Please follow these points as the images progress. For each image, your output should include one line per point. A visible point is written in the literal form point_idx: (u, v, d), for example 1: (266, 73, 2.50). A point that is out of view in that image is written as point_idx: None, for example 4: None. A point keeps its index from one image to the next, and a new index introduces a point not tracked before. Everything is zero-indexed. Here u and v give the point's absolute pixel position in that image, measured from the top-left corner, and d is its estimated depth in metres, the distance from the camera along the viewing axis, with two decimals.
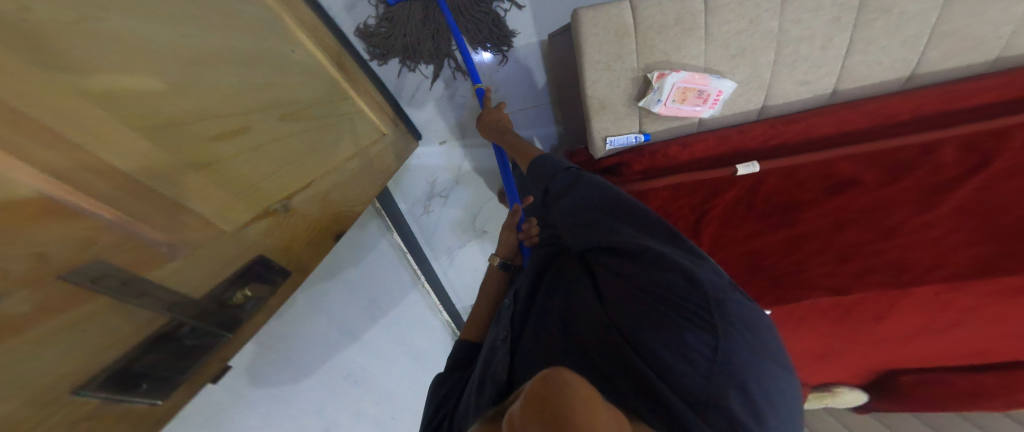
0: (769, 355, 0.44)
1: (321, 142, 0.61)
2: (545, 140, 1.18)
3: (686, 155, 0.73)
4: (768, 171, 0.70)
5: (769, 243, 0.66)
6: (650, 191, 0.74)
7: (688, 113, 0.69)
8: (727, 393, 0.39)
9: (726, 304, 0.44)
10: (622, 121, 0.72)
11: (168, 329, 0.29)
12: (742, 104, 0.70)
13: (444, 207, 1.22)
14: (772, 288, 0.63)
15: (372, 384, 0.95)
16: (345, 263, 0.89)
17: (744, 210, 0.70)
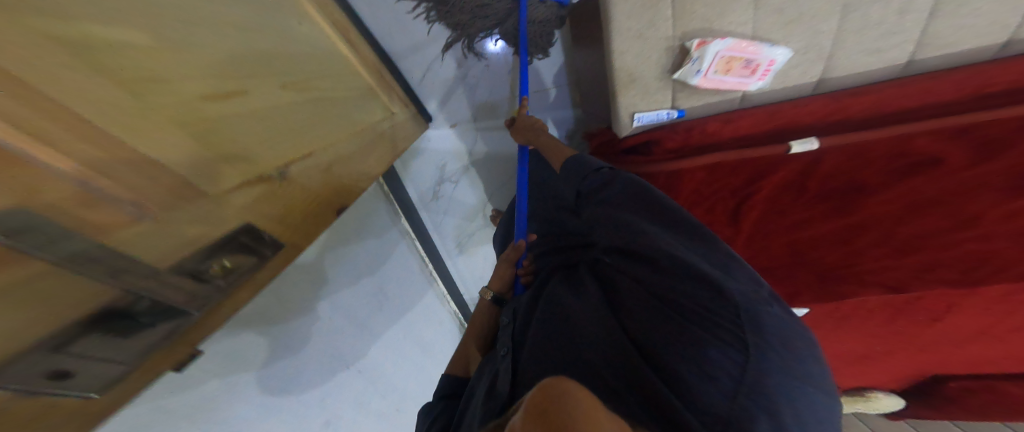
0: (807, 380, 0.41)
1: (327, 114, 0.57)
2: (562, 123, 1.12)
3: (727, 132, 0.66)
4: (827, 147, 0.61)
5: (819, 233, 0.59)
6: (684, 171, 0.68)
7: (731, 85, 0.62)
8: (756, 416, 0.36)
9: (759, 318, 0.42)
10: (652, 96, 0.66)
11: (119, 304, 0.25)
12: (795, 76, 0.62)
13: (452, 194, 1.19)
14: (817, 282, 0.58)
15: (380, 375, 0.92)
16: (352, 246, 0.85)
17: (793, 195, 0.62)
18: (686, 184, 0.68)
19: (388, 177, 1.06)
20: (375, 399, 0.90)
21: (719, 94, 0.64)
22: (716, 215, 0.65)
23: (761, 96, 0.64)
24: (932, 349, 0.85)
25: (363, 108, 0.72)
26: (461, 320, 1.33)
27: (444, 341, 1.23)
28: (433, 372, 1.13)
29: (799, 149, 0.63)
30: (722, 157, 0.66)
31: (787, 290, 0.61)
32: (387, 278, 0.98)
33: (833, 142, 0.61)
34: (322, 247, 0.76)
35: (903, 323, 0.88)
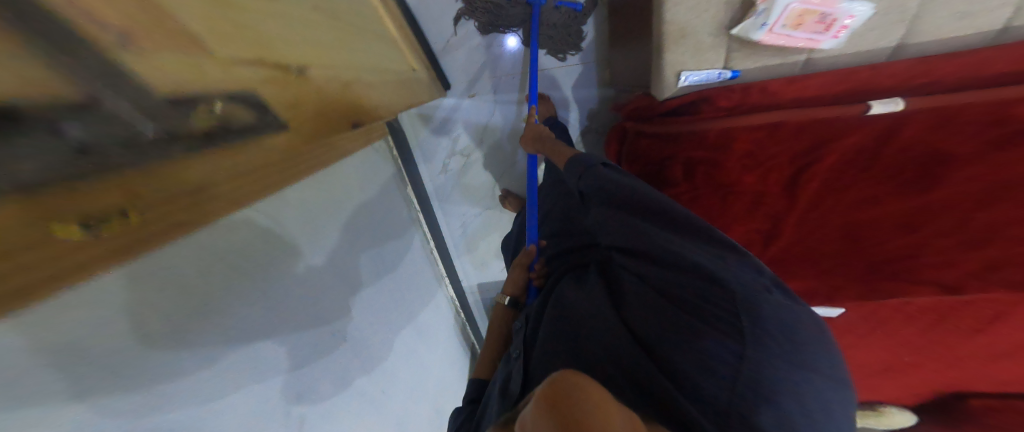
0: (821, 371, 0.38)
1: (344, 43, 0.49)
2: (585, 103, 1.00)
3: (792, 92, 0.58)
4: (915, 110, 0.51)
5: (882, 216, 0.52)
6: (734, 130, 0.60)
7: (799, 44, 0.53)
8: (755, 406, 0.35)
9: (762, 305, 0.39)
10: (704, 54, 0.57)
11: (77, 126, 0.17)
12: (871, 41, 0.52)
13: (464, 167, 1.10)
14: (865, 278, 0.52)
15: (375, 355, 0.73)
16: (355, 200, 0.76)
17: (862, 166, 0.53)
18: (738, 143, 0.59)
19: (394, 134, 1.01)
20: (385, 398, 0.75)
21: (780, 54, 0.56)
22: (771, 183, 0.57)
23: (829, 61, 0.56)
24: (970, 379, 0.78)
25: (376, 55, 0.62)
26: (457, 307, 1.22)
27: (445, 332, 1.11)
28: (428, 360, 0.97)
29: (880, 111, 0.53)
30: (781, 116, 0.58)
31: (824, 288, 0.54)
32: (386, 245, 0.86)
33: (924, 104, 0.51)
34: (321, 203, 0.64)
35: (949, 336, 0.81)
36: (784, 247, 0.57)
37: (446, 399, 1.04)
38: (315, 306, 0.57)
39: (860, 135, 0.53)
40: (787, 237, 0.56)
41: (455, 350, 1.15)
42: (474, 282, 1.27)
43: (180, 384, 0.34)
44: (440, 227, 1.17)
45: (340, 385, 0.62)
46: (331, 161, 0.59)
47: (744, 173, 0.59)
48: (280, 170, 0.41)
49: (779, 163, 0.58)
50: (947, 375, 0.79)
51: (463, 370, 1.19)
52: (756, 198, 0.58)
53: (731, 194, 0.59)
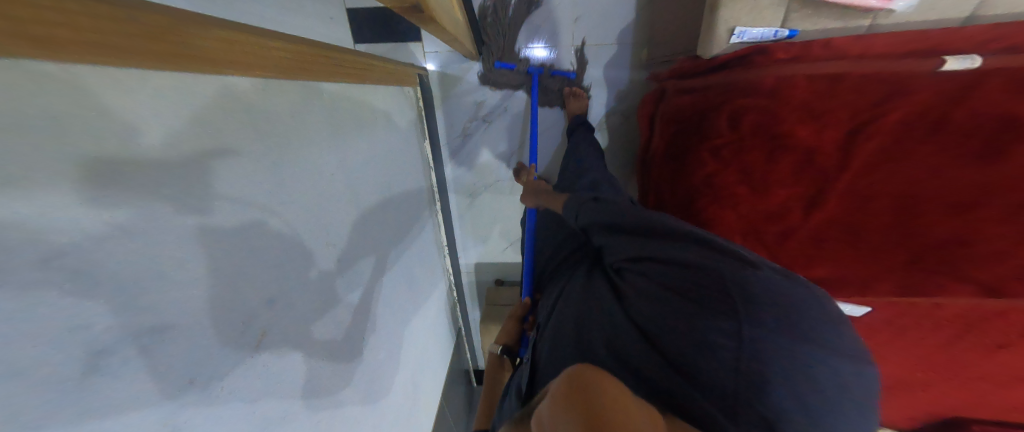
0: (827, 346, 0.41)
1: None
2: (614, 85, 0.95)
3: (857, 49, 0.56)
4: (996, 68, 0.45)
5: (942, 196, 0.47)
6: (796, 77, 0.58)
7: (862, 5, 0.53)
8: (760, 389, 0.40)
9: (748, 283, 0.44)
10: (763, 13, 0.60)
11: None
12: (943, 9, 0.52)
13: (484, 135, 1.03)
14: (904, 268, 0.51)
15: (371, 315, 0.67)
16: (374, 125, 0.70)
17: (931, 127, 0.47)
18: (793, 94, 0.57)
19: (421, 79, 0.95)
20: (376, 353, 0.70)
21: (842, 17, 0.57)
22: (825, 138, 0.53)
23: (893, 27, 0.55)
24: (903, 357, 0.89)
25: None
26: (450, 284, 1.21)
27: (435, 303, 1.07)
28: (415, 324, 0.91)
29: (953, 67, 0.48)
30: (844, 69, 0.55)
31: (855, 280, 0.55)
32: (394, 187, 0.79)
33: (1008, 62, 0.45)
34: (345, 118, 0.58)
35: (965, 345, 0.80)
36: (828, 218, 0.55)
37: (427, 374, 0.99)
38: (329, 231, 0.53)
39: (931, 90, 0.47)
40: (832, 207, 0.54)
41: (440, 327, 1.10)
42: (472, 261, 1.25)
43: (185, 260, 0.29)
44: (448, 196, 1.13)
45: (339, 330, 0.57)
46: (330, 78, 0.53)
47: (798, 126, 0.55)
48: (255, 55, 0.36)
49: (840, 115, 0.53)
50: (890, 354, 0.90)
51: (447, 353, 1.16)
52: (806, 157, 0.55)
53: (780, 148, 0.57)
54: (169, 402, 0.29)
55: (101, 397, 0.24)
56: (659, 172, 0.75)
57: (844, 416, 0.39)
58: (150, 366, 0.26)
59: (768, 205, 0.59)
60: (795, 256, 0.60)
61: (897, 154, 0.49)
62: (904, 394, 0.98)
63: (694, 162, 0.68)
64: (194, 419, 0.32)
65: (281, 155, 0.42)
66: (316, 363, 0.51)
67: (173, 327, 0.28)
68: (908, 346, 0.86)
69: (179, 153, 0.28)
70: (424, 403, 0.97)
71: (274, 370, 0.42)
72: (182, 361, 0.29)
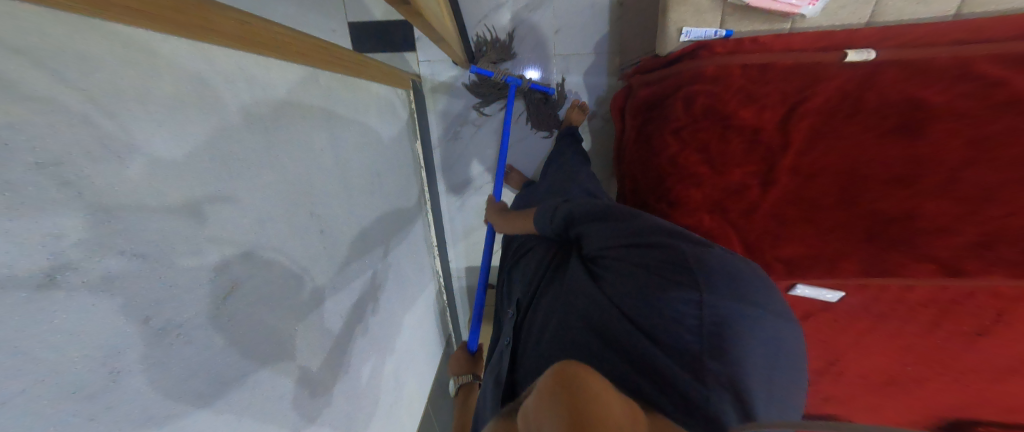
0: (767, 308, 0.45)
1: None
2: (592, 91, 1.03)
3: (780, 45, 0.63)
4: (884, 62, 0.57)
5: (874, 169, 0.56)
6: (733, 68, 0.63)
7: (780, 8, 0.61)
8: (723, 351, 0.41)
9: (706, 256, 0.46)
10: (704, 15, 0.65)
11: None
12: (846, 16, 0.62)
13: (473, 139, 1.10)
14: (862, 243, 0.57)
15: (361, 301, 0.67)
16: (370, 116, 0.75)
17: (851, 109, 0.57)
18: (733, 80, 0.63)
19: (415, 86, 1.01)
20: (360, 343, 0.67)
21: (767, 21, 0.64)
22: (765, 118, 0.61)
23: (810, 28, 0.63)
24: (901, 357, 0.86)
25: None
26: (440, 287, 1.19)
27: (425, 303, 1.06)
28: (406, 320, 0.91)
29: (856, 59, 0.58)
30: (773, 58, 0.62)
31: (821, 258, 0.59)
32: (385, 179, 0.82)
33: (891, 56, 0.57)
34: (340, 107, 0.63)
35: (946, 334, 0.79)
36: (783, 194, 0.61)
37: (414, 377, 0.95)
38: (318, 205, 0.54)
39: (843, 77, 0.58)
40: (785, 182, 0.61)
41: (430, 330, 1.08)
42: (463, 264, 1.26)
43: (168, 196, 0.29)
44: (439, 197, 1.16)
45: (325, 313, 0.55)
46: (338, 69, 0.61)
47: (740, 108, 0.62)
48: (261, 40, 0.43)
49: (773, 98, 0.61)
50: (888, 354, 0.87)
51: (436, 359, 1.13)
52: (752, 135, 0.62)
53: (729, 129, 0.63)
54: (135, 340, 0.26)
55: (65, 315, 0.22)
56: (630, 160, 0.81)
57: (784, 360, 0.44)
58: (141, 293, 0.27)
59: (728, 183, 0.64)
60: (762, 233, 0.63)
61: (831, 134, 0.58)
62: (911, 401, 0.93)
63: (658, 147, 0.71)
64: (137, 378, 0.27)
65: (275, 125, 0.45)
66: (298, 341, 0.49)
67: (145, 258, 0.27)
68: (901, 344, 0.84)
69: (196, 105, 0.32)
70: (410, 408, 0.92)
71: (256, 329, 0.41)
72: (151, 302, 0.27)
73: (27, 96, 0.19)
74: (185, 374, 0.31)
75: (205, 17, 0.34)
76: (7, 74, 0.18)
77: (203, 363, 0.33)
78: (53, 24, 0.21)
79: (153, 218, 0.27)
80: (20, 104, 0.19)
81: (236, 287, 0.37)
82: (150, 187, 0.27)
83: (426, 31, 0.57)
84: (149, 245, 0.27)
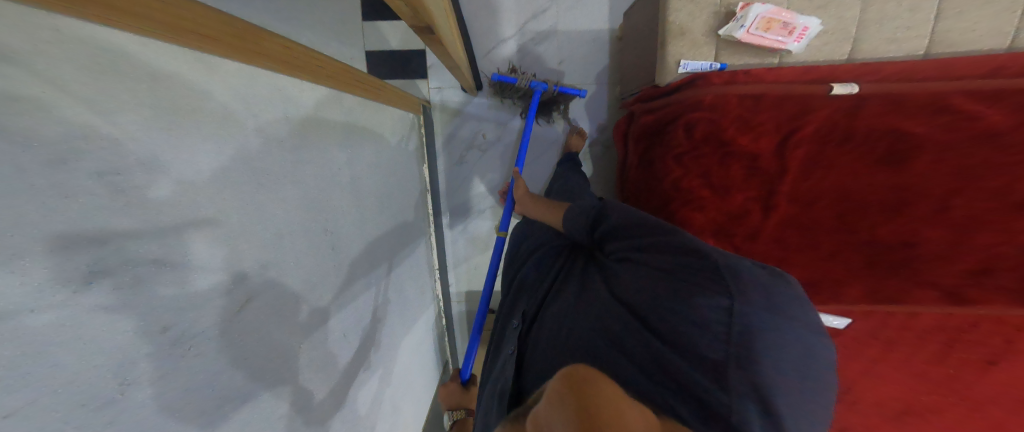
0: (804, 323, 0.41)
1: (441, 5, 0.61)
2: (595, 118, 1.08)
3: (770, 77, 0.66)
4: (869, 93, 0.60)
5: (871, 195, 0.59)
6: (727, 98, 0.65)
7: (769, 44, 0.66)
8: (754, 362, 0.39)
9: (740, 271, 0.43)
10: (700, 49, 0.69)
11: None
12: (826, 52, 0.67)
13: (479, 162, 1.12)
14: (863, 270, 0.59)
15: (365, 321, 0.65)
16: (384, 133, 0.77)
17: (841, 139, 0.60)
18: (727, 110, 0.66)
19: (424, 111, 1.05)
20: (360, 366, 0.64)
21: (757, 55, 0.68)
22: (761, 146, 0.64)
23: (797, 63, 0.68)
24: (915, 387, 0.85)
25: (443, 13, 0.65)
26: (439, 310, 1.16)
27: (425, 326, 1.03)
28: (405, 343, 0.87)
29: (841, 92, 0.60)
30: (767, 88, 0.64)
31: (835, 283, 0.61)
32: (394, 198, 0.83)
33: (875, 88, 0.59)
34: (359, 127, 0.65)
35: (956, 359, 0.79)
36: (781, 219, 0.63)
37: (409, 408, 0.90)
38: (332, 221, 0.55)
39: (830, 109, 0.60)
40: (785, 207, 0.62)
41: (428, 356, 1.04)
42: (464, 288, 1.24)
43: (200, 202, 0.29)
44: (443, 218, 1.17)
45: (330, 334, 0.54)
46: (363, 91, 0.65)
47: (739, 135, 0.65)
48: (299, 66, 0.46)
49: (770, 127, 0.64)
50: (903, 383, 0.85)
51: (432, 388, 1.07)
52: (750, 161, 0.64)
53: (728, 156, 0.65)
54: (153, 347, 0.26)
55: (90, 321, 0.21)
56: (634, 185, 0.83)
57: (823, 393, 0.40)
58: (166, 300, 0.27)
59: (730, 207, 0.65)
60: (766, 256, 0.64)
61: (823, 161, 0.60)
62: None
63: (661, 171, 0.73)
64: (151, 385, 0.26)
65: (303, 144, 0.47)
66: (298, 364, 0.47)
67: (172, 264, 0.27)
68: (915, 373, 0.83)
69: (240, 127, 0.35)
70: None
71: (262, 346, 0.40)
72: (169, 306, 0.27)
73: (89, 104, 0.21)
74: (190, 389, 0.30)
75: (256, 42, 0.37)
76: (70, 85, 0.19)
77: (206, 379, 0.31)
78: (124, 41, 0.23)
79: (185, 227, 0.28)
80: (82, 112, 0.20)
81: (252, 300, 0.37)
82: (187, 194, 0.28)
83: (445, 59, 0.61)
84: (174, 253, 0.27)
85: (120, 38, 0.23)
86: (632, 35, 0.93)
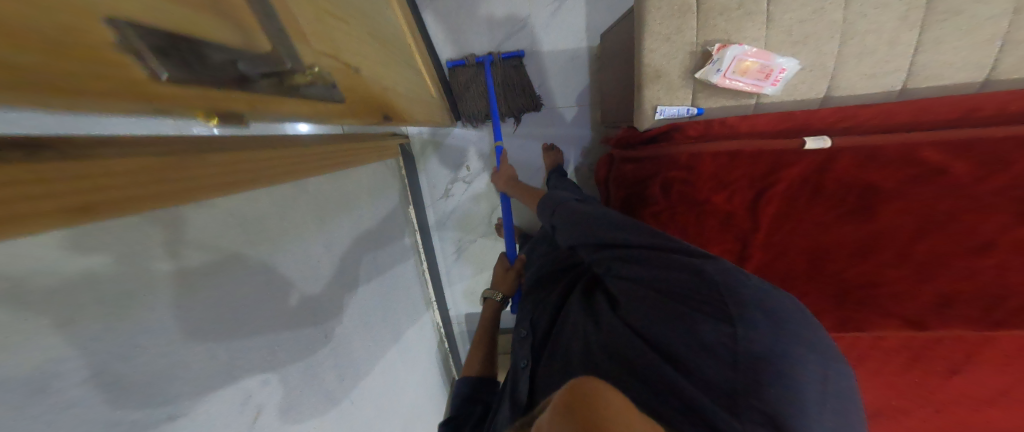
0: (808, 343, 0.40)
1: (392, 60, 0.62)
2: (578, 139, 1.07)
3: (745, 126, 0.68)
4: (841, 147, 0.61)
5: (840, 241, 0.60)
6: (705, 155, 0.67)
7: (745, 88, 0.65)
8: (761, 386, 0.38)
9: (741, 292, 0.43)
10: (676, 93, 0.68)
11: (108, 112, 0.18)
12: (803, 91, 0.66)
13: (466, 193, 1.13)
14: (834, 306, 0.61)
15: (368, 379, 0.68)
16: (360, 189, 0.75)
17: (811, 193, 0.61)
18: (705, 168, 0.67)
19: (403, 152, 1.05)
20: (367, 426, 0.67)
21: (734, 97, 0.68)
22: (736, 202, 0.65)
23: (773, 105, 0.68)
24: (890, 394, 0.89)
25: (399, 74, 0.64)
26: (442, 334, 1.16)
27: (430, 355, 1.05)
28: (411, 380, 0.89)
29: (812, 146, 0.62)
30: (742, 144, 0.66)
31: (830, 310, 0.61)
32: (384, 248, 0.84)
33: (846, 142, 0.61)
34: (341, 201, 0.66)
35: (924, 368, 0.84)
36: (758, 266, 0.64)
37: None
38: (322, 304, 0.56)
39: (803, 165, 0.62)
40: (760, 257, 0.63)
41: (437, 382, 1.06)
42: (463, 310, 1.27)
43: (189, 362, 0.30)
44: (437, 250, 1.19)
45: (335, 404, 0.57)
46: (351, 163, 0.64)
47: (714, 194, 0.66)
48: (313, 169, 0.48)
49: (745, 185, 0.65)
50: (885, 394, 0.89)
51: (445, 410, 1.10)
52: (726, 216, 0.65)
53: (705, 213, 0.66)
54: None
55: None
56: None
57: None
58: None
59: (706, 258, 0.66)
60: None
61: (793, 211, 0.62)
62: None
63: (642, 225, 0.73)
64: None
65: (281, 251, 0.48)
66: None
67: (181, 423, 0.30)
68: (890, 383, 0.88)
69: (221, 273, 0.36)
70: None
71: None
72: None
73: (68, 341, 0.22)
74: None
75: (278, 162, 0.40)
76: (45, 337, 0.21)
77: None
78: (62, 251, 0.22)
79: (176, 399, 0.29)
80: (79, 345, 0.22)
81: (262, 411, 0.40)
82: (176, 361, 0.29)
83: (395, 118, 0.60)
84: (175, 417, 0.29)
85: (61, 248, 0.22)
86: (609, 58, 0.92)
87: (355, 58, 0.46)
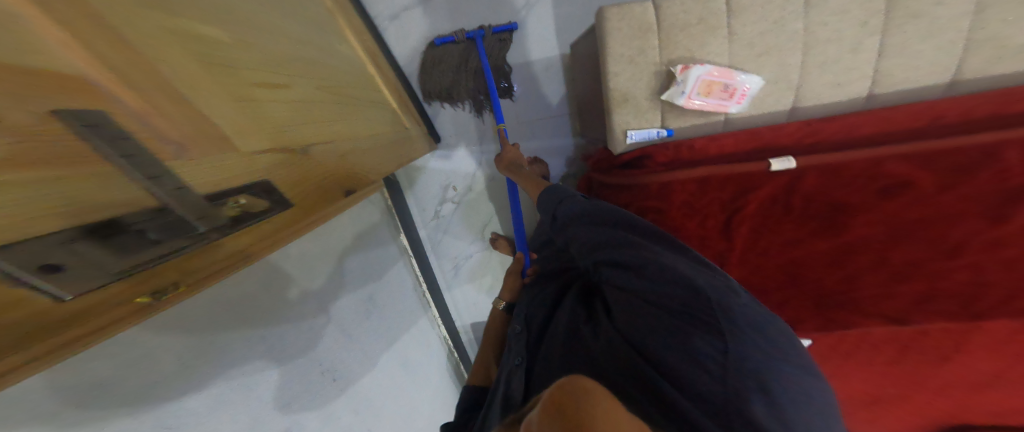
0: (788, 358, 0.43)
1: (356, 113, 0.64)
2: (560, 152, 1.08)
3: (714, 148, 0.69)
4: (807, 167, 0.64)
5: (813, 251, 0.62)
6: (676, 183, 0.69)
7: (711, 107, 0.66)
8: (748, 399, 0.40)
9: (734, 308, 0.44)
10: (644, 115, 0.69)
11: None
12: (768, 105, 0.66)
13: (455, 213, 1.16)
14: (813, 311, 0.60)
15: (370, 409, 0.71)
16: (346, 229, 0.78)
17: (782, 213, 0.64)
18: (676, 195, 0.68)
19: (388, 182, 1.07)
20: None
21: (702, 115, 0.68)
22: (708, 227, 0.67)
23: (742, 121, 0.68)
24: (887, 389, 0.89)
25: (367, 126, 0.67)
26: (450, 346, 1.19)
27: (439, 370, 1.07)
28: (418, 398, 0.91)
29: (779, 167, 0.64)
30: (710, 170, 0.67)
31: (810, 316, 0.60)
32: (378, 282, 0.86)
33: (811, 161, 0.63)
34: (327, 252, 0.69)
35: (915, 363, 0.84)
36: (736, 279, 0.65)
37: None
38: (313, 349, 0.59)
39: (772, 185, 0.64)
40: (735, 271, 0.65)
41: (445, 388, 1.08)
42: (467, 320, 1.27)
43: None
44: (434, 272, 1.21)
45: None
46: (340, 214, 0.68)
47: (686, 221, 0.68)
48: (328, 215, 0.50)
49: (716, 208, 0.67)
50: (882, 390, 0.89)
51: None
52: (700, 237, 0.67)
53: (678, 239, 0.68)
54: None
55: None
56: None
57: None
58: None
59: None
60: None
61: (766, 228, 0.64)
62: None
63: None
64: None
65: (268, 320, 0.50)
66: None
67: None
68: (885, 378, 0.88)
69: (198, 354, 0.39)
70: None
71: None
72: None
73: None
74: None
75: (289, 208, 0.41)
76: None
77: None
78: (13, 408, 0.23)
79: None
80: None
81: None
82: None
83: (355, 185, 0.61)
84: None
85: (42, 384, 0.27)
86: (583, 69, 0.92)
87: (314, 138, 0.48)
